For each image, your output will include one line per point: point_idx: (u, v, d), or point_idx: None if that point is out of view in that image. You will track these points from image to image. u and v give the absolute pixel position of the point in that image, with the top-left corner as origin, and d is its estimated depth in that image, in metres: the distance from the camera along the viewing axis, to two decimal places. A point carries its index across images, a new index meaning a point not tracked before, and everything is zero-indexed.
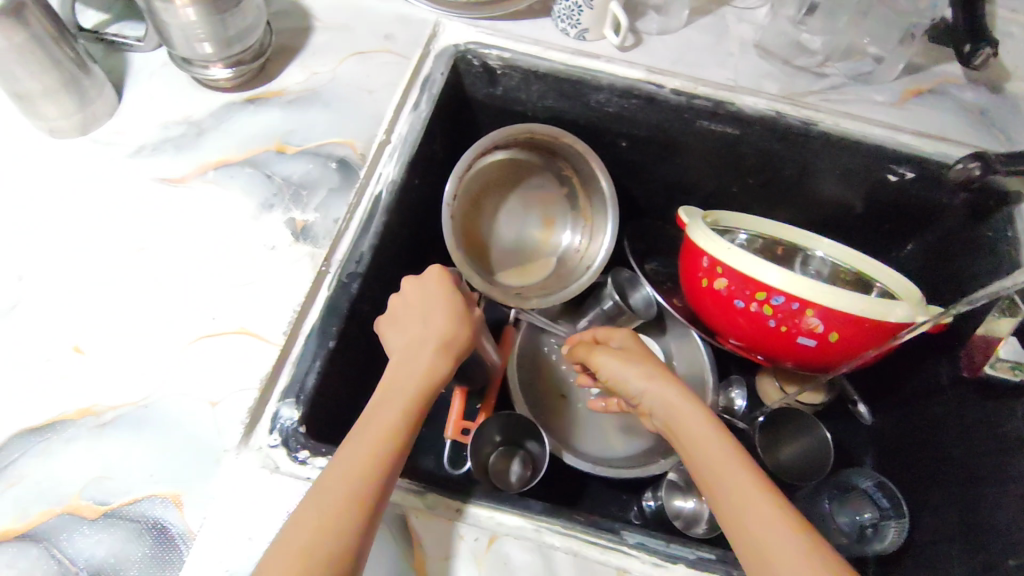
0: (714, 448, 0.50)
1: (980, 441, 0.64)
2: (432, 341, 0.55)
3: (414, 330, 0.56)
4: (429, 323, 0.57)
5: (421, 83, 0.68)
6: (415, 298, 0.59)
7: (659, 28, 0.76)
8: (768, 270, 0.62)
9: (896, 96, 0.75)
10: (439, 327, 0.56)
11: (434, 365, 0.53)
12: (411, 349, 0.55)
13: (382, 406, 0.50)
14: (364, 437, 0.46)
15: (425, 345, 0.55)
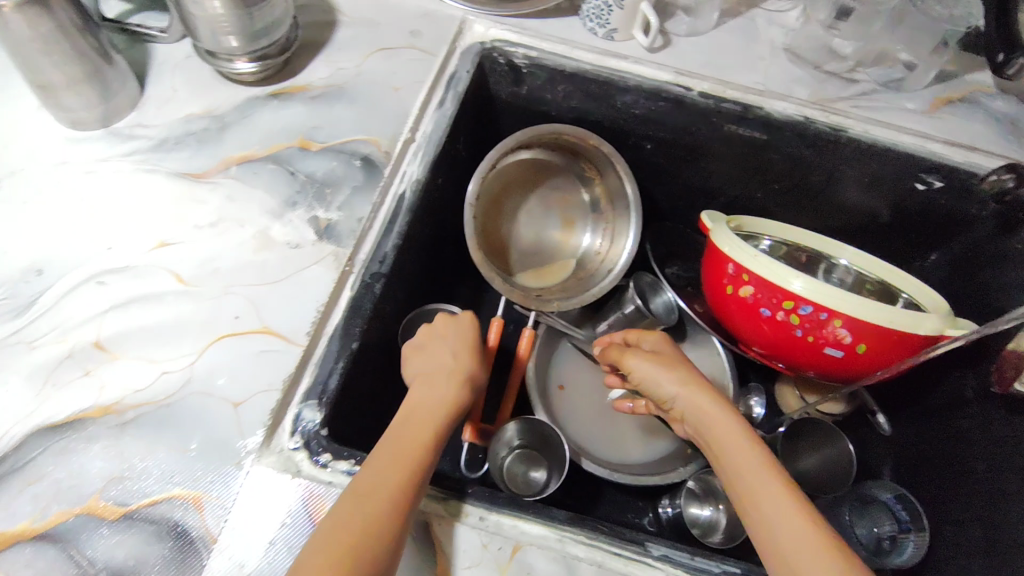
0: (744, 454, 0.50)
1: (1006, 457, 0.63)
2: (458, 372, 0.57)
3: (439, 359, 0.58)
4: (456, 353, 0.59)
5: (446, 82, 0.68)
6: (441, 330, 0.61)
7: (687, 29, 0.74)
8: (796, 279, 0.61)
9: (928, 104, 0.73)
10: (465, 361, 0.59)
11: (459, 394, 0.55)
12: (435, 375, 0.56)
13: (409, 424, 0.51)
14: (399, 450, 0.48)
15: (452, 373, 0.57)
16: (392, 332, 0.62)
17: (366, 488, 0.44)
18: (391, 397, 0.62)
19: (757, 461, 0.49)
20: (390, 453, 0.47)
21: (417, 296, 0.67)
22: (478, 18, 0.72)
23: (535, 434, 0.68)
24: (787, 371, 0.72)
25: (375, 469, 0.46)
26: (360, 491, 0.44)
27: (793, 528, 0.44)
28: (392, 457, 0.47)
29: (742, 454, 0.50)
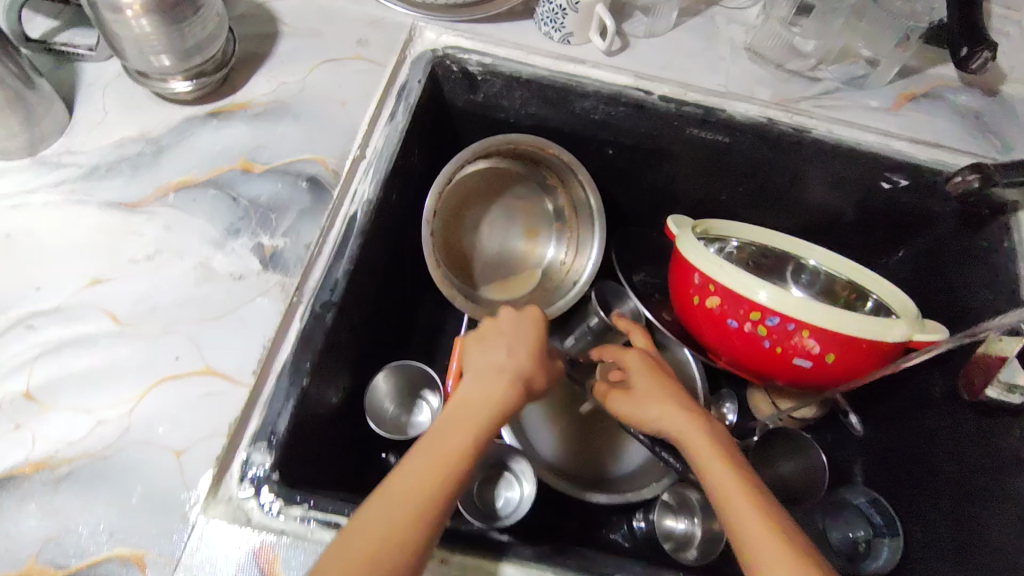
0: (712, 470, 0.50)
1: (975, 458, 0.63)
2: (508, 372, 0.55)
3: (495, 356, 0.56)
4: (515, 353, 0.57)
5: (397, 92, 0.65)
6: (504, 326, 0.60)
7: (646, 31, 0.72)
8: (762, 290, 0.59)
9: (891, 101, 0.72)
10: (522, 363, 0.57)
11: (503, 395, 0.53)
12: (482, 374, 0.54)
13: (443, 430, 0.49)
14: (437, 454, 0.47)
15: (504, 374, 0.54)
16: (346, 361, 0.59)
17: (388, 504, 0.43)
18: (343, 428, 0.60)
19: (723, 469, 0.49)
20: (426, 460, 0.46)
21: (374, 319, 0.64)
22: (428, 24, 0.69)
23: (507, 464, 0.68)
24: (757, 380, 0.70)
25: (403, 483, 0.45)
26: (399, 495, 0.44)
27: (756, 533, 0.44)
28: (422, 472, 0.45)
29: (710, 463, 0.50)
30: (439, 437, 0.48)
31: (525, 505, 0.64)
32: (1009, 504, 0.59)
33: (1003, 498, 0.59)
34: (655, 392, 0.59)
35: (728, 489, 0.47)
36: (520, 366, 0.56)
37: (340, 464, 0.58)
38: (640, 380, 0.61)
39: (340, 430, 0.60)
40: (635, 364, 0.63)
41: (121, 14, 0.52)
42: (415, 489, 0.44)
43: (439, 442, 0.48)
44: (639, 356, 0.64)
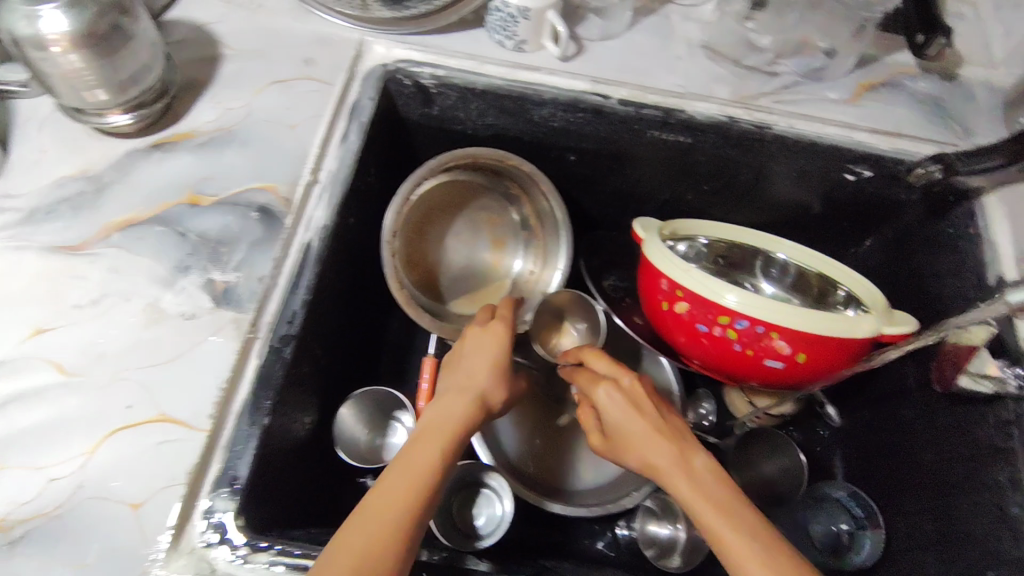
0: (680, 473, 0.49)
1: (951, 448, 0.63)
2: (472, 389, 0.55)
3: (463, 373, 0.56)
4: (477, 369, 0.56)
5: (348, 112, 0.64)
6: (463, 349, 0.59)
7: (601, 33, 0.71)
8: (730, 293, 0.59)
9: (850, 91, 0.71)
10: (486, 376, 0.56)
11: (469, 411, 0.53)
12: (446, 395, 0.54)
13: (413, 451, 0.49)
14: (405, 473, 0.47)
15: (467, 391, 0.54)
16: (310, 393, 0.58)
17: (362, 527, 0.43)
18: (310, 463, 0.59)
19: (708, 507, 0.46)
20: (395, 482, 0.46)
21: (338, 346, 0.63)
22: (377, 39, 0.67)
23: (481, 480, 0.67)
24: (731, 381, 0.70)
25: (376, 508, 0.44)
26: (371, 517, 0.44)
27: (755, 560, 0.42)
28: (396, 489, 0.46)
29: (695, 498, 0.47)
30: (410, 455, 0.48)
31: (503, 523, 0.63)
32: (988, 494, 0.58)
33: (981, 487, 0.59)
34: (632, 433, 0.52)
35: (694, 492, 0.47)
36: (481, 382, 0.56)
37: (308, 499, 0.57)
38: (613, 415, 0.54)
39: (307, 465, 0.58)
40: (604, 402, 0.55)
41: (50, 52, 0.51)
42: (390, 506, 0.44)
43: (407, 463, 0.48)
44: (606, 391, 0.55)
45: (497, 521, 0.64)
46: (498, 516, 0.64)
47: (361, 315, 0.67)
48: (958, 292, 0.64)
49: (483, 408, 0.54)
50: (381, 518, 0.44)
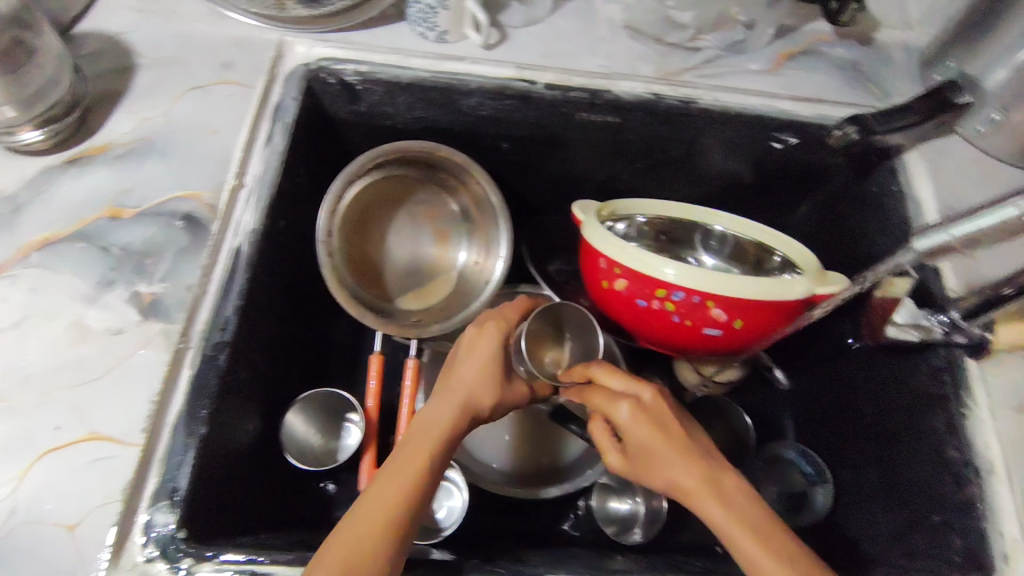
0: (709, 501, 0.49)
1: (890, 398, 0.65)
2: (460, 396, 0.56)
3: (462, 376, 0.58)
4: (472, 375, 0.58)
5: (271, 114, 0.63)
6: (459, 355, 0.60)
7: (523, 19, 0.71)
8: (666, 266, 0.59)
9: (770, 62, 0.73)
10: (478, 380, 0.58)
11: (458, 416, 0.55)
12: (439, 398, 0.56)
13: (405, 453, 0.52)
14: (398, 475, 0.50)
15: (457, 396, 0.56)
16: (250, 399, 0.57)
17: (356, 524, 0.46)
18: (253, 469, 0.58)
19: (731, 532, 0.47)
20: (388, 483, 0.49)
21: (279, 350, 0.62)
22: (297, 39, 0.66)
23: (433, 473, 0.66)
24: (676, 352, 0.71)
25: (363, 523, 0.46)
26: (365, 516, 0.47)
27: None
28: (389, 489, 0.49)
29: (720, 523, 0.48)
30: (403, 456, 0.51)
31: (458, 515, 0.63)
32: (925, 440, 0.61)
33: (918, 434, 0.62)
34: (656, 456, 0.51)
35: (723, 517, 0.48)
36: (475, 390, 0.57)
37: (255, 507, 0.57)
38: (634, 436, 0.53)
39: (252, 471, 0.58)
40: (627, 422, 0.53)
41: None
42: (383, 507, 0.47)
43: (391, 476, 0.49)
44: (627, 411, 0.53)
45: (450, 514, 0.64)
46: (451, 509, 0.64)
47: (300, 318, 0.67)
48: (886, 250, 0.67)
49: (470, 413, 0.56)
50: (366, 531, 0.46)
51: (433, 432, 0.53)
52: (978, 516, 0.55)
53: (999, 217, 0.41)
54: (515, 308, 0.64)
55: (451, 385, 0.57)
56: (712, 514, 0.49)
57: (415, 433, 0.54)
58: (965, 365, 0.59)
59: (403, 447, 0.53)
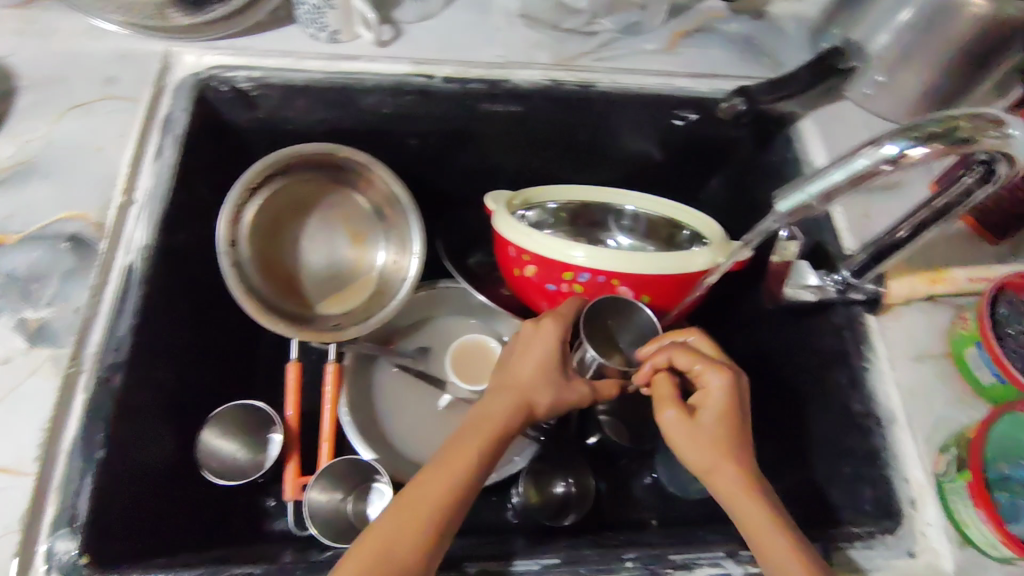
0: (746, 499, 0.49)
1: (800, 358, 0.67)
2: (521, 391, 0.55)
3: (527, 361, 0.56)
4: (532, 372, 0.56)
5: (161, 126, 0.62)
6: (521, 346, 0.58)
7: (417, 15, 0.71)
8: (574, 250, 0.60)
9: (665, 41, 0.74)
10: (540, 369, 0.56)
11: (513, 412, 0.53)
12: (498, 389, 0.55)
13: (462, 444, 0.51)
14: (450, 469, 0.49)
15: (512, 389, 0.55)
16: (155, 419, 0.58)
17: (398, 518, 0.46)
18: (165, 488, 0.59)
19: (761, 521, 0.48)
20: (437, 476, 0.48)
21: (184, 366, 0.63)
22: (184, 49, 0.65)
23: (346, 473, 0.66)
24: None
25: (415, 503, 0.47)
26: (406, 510, 0.47)
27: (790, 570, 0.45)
28: (437, 482, 0.48)
29: (751, 512, 0.48)
30: (459, 450, 0.50)
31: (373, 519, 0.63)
32: (834, 396, 0.63)
33: (826, 390, 0.64)
34: (720, 440, 0.51)
35: (754, 513, 0.48)
36: (534, 388, 0.55)
37: (163, 526, 0.57)
38: (707, 416, 0.53)
39: (161, 490, 0.58)
40: (715, 395, 0.53)
41: None
42: (428, 504, 0.47)
43: (452, 460, 0.50)
44: (722, 386, 0.53)
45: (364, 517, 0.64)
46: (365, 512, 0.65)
47: (207, 332, 0.66)
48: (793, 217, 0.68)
49: (527, 411, 0.54)
50: (411, 516, 0.46)
51: (490, 428, 0.52)
52: (884, 464, 0.58)
53: (849, 171, 0.41)
54: (569, 306, 0.60)
55: (509, 375, 0.56)
56: (743, 505, 0.49)
57: (474, 426, 0.53)
58: (863, 320, 0.62)
59: (461, 436, 0.52)
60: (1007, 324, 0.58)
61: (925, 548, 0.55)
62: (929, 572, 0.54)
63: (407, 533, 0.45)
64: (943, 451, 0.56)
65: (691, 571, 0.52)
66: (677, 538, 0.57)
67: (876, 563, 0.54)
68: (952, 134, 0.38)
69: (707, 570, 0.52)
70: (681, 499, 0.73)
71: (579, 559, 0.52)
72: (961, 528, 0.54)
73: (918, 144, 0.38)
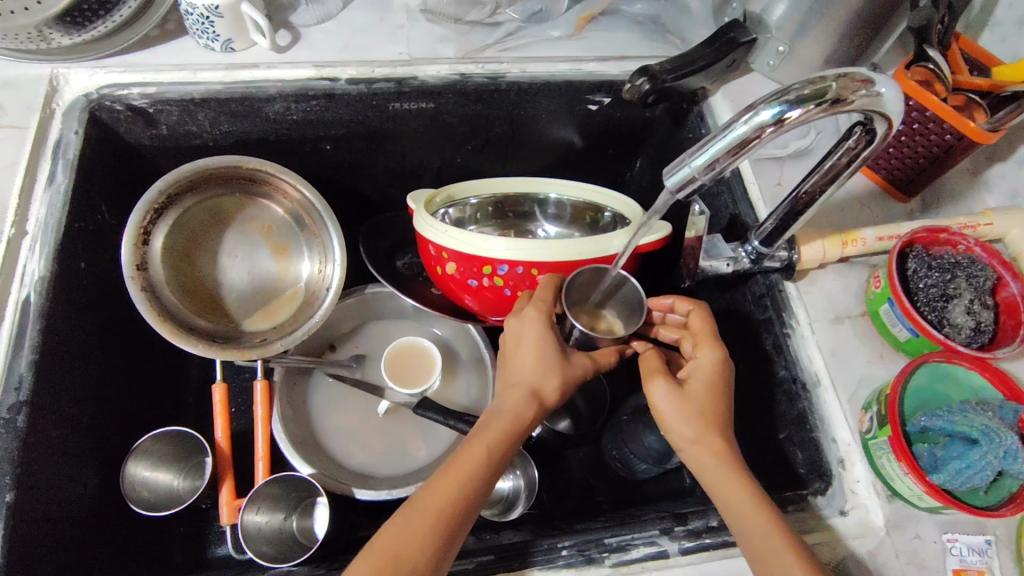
0: (729, 479, 0.48)
1: (736, 328, 0.69)
2: (526, 382, 0.54)
3: (524, 354, 0.55)
4: (534, 361, 0.54)
5: (51, 151, 0.59)
6: (512, 340, 0.56)
7: (316, 18, 0.69)
8: (492, 242, 0.59)
9: (571, 27, 0.73)
10: (539, 364, 0.54)
11: (521, 408, 0.52)
12: (506, 389, 0.54)
13: (469, 446, 0.50)
14: (456, 473, 0.48)
15: (519, 386, 0.54)
16: (71, 456, 0.57)
17: (403, 524, 0.46)
18: (87, 526, 0.57)
19: (749, 499, 0.47)
20: (446, 479, 0.48)
21: (96, 398, 0.61)
22: (70, 69, 0.62)
23: (288, 487, 0.64)
24: None
25: (422, 509, 0.46)
26: (412, 515, 0.46)
27: (776, 556, 0.45)
28: (444, 487, 0.47)
29: (736, 483, 0.48)
30: (465, 454, 0.49)
31: (317, 532, 0.62)
32: (764, 363, 0.64)
33: (757, 358, 0.65)
34: (708, 411, 0.51)
35: (737, 493, 0.48)
36: (538, 377, 0.54)
37: (88, 562, 0.56)
38: (697, 386, 0.52)
39: (85, 528, 0.57)
40: (706, 366, 0.53)
41: None
42: (433, 508, 0.46)
43: (456, 465, 0.49)
44: (713, 357, 0.54)
45: (308, 532, 0.63)
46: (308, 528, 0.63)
47: (116, 361, 0.64)
48: (716, 192, 0.69)
49: (534, 401, 0.53)
50: (420, 522, 0.45)
51: (499, 425, 0.51)
52: (811, 427, 0.58)
53: (730, 140, 0.40)
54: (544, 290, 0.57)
55: (513, 372, 0.55)
56: (728, 479, 0.48)
57: (484, 424, 0.52)
58: (783, 288, 0.63)
59: (472, 434, 0.51)
60: (915, 279, 0.59)
61: (855, 506, 0.55)
62: (860, 529, 0.54)
63: (416, 541, 0.45)
64: (866, 409, 0.56)
65: (626, 552, 0.52)
66: (614, 521, 0.57)
67: (809, 524, 0.55)
68: (823, 95, 0.39)
69: (642, 550, 0.52)
70: (631, 480, 0.73)
71: (514, 553, 0.52)
72: (889, 483, 0.54)
73: (790, 107, 0.39)
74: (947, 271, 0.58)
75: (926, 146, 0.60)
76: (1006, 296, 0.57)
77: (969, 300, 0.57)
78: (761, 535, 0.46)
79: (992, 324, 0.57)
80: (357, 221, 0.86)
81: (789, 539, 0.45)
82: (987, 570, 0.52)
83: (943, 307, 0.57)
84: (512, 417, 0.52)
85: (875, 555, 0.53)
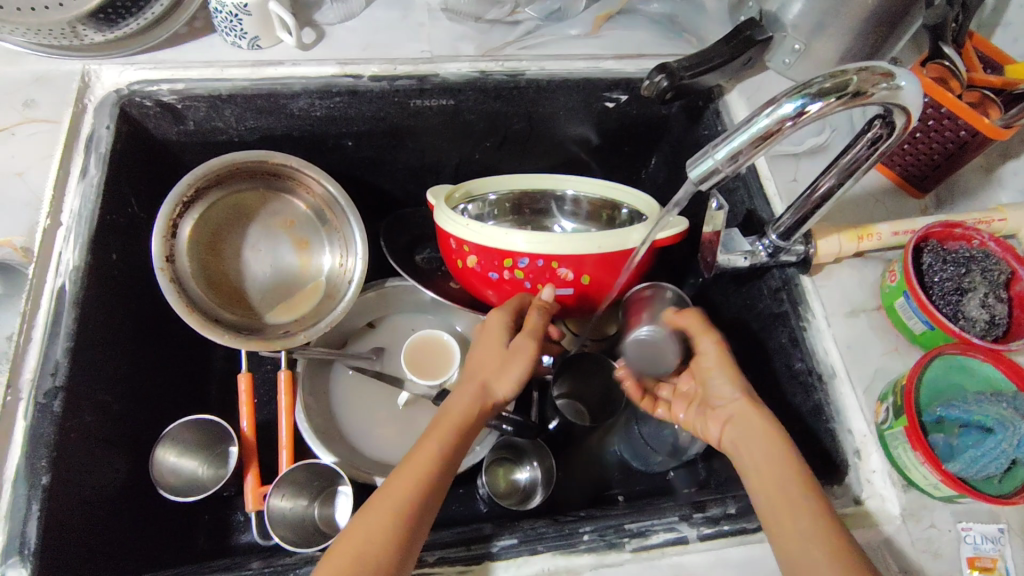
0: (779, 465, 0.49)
1: (750, 322, 0.70)
2: (477, 379, 0.57)
3: (486, 352, 0.59)
4: (485, 359, 0.59)
5: (84, 145, 0.61)
6: (480, 340, 0.61)
7: (339, 16, 0.71)
8: (514, 235, 0.60)
9: (589, 25, 0.74)
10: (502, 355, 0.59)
11: (471, 403, 0.56)
12: (459, 387, 0.57)
13: (424, 442, 0.52)
14: (411, 466, 0.50)
15: (471, 383, 0.57)
16: (102, 442, 0.58)
17: (371, 516, 0.46)
18: (116, 512, 0.58)
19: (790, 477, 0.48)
20: (400, 475, 0.49)
21: (127, 387, 0.62)
22: (101, 65, 0.64)
23: (309, 474, 0.65)
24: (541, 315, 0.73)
25: (383, 501, 0.47)
26: (376, 506, 0.47)
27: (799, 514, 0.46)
28: (400, 481, 0.49)
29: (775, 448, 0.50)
30: (419, 450, 0.51)
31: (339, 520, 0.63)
32: (779, 354, 0.66)
33: (772, 351, 0.67)
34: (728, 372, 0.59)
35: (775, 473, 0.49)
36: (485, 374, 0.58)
37: (117, 547, 0.57)
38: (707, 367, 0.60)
39: (115, 515, 0.58)
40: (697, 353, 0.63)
41: None
42: (390, 500, 0.47)
43: (414, 458, 0.51)
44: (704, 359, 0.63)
45: (331, 519, 0.64)
46: (330, 515, 0.64)
47: (145, 351, 0.66)
48: (733, 187, 0.70)
49: (483, 395, 0.56)
50: (380, 512, 0.47)
51: (450, 422, 0.54)
52: (828, 418, 0.59)
53: (750, 134, 0.41)
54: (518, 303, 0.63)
55: (468, 373, 0.59)
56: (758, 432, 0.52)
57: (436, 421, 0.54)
58: (798, 282, 0.64)
59: (427, 431, 0.54)
60: (929, 274, 0.59)
61: (871, 496, 0.56)
62: (877, 517, 0.55)
63: (379, 531, 0.45)
64: (882, 400, 0.57)
65: (646, 538, 0.53)
66: (633, 508, 0.58)
67: None
68: (843, 89, 0.40)
69: (662, 535, 0.53)
70: (647, 472, 0.74)
71: (536, 537, 0.53)
72: (905, 473, 0.55)
73: (811, 100, 0.40)
74: (961, 266, 0.59)
75: (941, 142, 0.61)
76: (1019, 290, 0.58)
77: (983, 293, 0.57)
78: (797, 505, 0.46)
79: (1006, 317, 0.57)
80: (376, 216, 0.88)
81: (815, 508, 0.46)
82: (1001, 557, 0.52)
83: (957, 301, 0.58)
84: (465, 409, 0.55)
85: (891, 543, 0.53)
